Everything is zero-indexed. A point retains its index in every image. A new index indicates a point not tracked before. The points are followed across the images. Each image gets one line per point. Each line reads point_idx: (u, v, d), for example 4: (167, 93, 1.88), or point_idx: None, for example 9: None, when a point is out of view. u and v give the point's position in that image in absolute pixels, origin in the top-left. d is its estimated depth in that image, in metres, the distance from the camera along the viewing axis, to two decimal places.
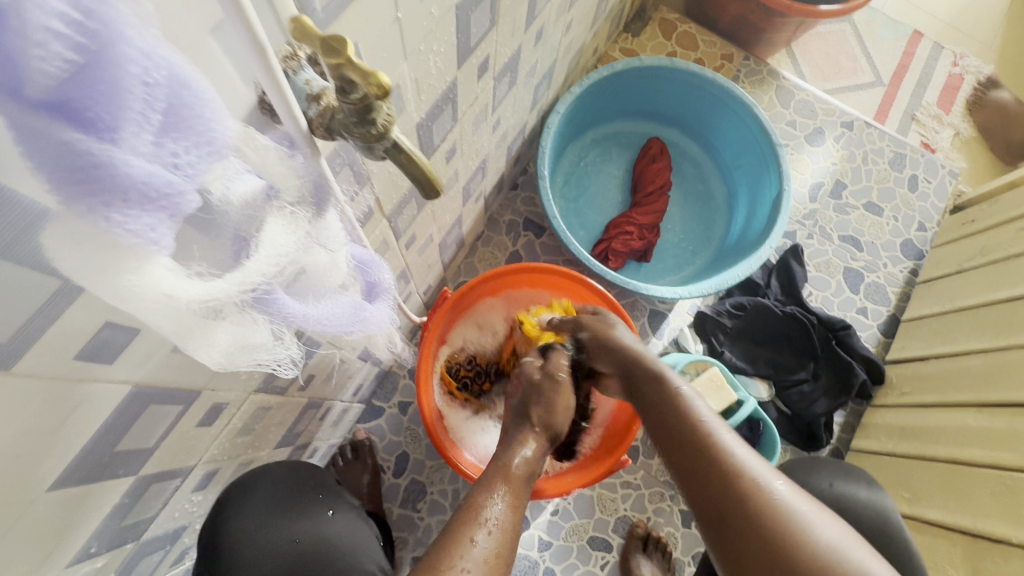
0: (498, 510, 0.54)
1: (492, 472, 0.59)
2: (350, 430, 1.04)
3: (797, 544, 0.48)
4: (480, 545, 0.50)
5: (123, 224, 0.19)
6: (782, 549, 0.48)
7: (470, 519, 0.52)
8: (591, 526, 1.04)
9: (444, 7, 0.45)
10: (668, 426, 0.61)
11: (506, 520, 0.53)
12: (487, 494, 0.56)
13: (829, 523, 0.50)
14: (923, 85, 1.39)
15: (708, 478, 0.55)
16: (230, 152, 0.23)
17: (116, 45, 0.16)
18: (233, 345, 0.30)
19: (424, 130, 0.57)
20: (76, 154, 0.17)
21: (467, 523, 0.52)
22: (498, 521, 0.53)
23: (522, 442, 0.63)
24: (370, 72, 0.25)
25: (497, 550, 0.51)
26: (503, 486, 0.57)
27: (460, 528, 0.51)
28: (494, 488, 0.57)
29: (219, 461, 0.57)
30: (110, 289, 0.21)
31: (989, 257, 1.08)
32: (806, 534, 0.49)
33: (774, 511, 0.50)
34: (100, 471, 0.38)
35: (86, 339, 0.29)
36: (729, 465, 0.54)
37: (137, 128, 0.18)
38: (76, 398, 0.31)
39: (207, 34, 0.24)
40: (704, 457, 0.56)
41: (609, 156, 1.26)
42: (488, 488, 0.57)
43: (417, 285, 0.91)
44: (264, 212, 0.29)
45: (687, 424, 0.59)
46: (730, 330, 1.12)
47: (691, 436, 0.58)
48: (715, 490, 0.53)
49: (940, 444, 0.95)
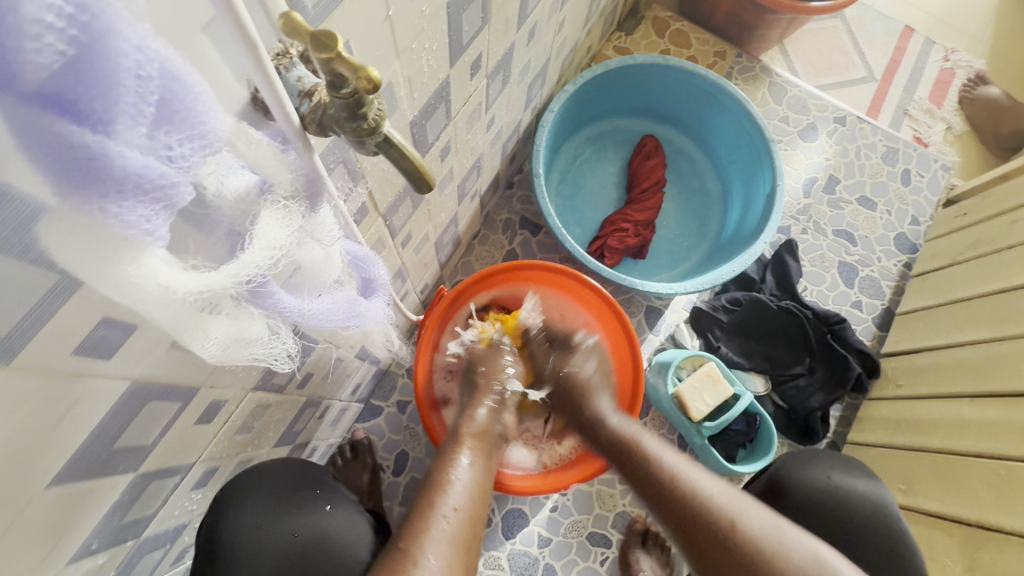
0: (464, 468, 0.61)
1: (449, 441, 0.66)
2: (349, 429, 1.04)
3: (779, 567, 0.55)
4: (448, 511, 0.55)
5: (119, 215, 0.19)
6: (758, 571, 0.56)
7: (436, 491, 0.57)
8: (590, 522, 1.04)
9: (435, 6, 0.46)
10: (647, 482, 0.66)
11: (474, 475, 0.61)
12: (454, 457, 0.63)
13: (789, 527, 0.59)
14: (915, 80, 1.41)
15: (689, 526, 0.60)
16: (222, 146, 0.23)
17: (106, 36, 0.16)
18: (230, 338, 0.30)
19: (418, 128, 0.57)
20: (71, 146, 0.17)
21: (433, 490, 0.58)
22: (462, 482, 0.59)
23: (476, 408, 0.71)
24: (360, 66, 0.25)
25: (463, 509, 0.57)
26: (465, 451, 0.64)
27: (427, 510, 0.56)
28: (459, 449, 0.64)
29: (217, 459, 0.57)
30: (106, 280, 0.21)
31: (981, 250, 1.08)
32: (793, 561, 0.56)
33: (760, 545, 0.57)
34: (99, 468, 0.38)
35: (84, 334, 0.29)
36: (704, 505, 0.61)
37: (131, 121, 0.18)
38: (74, 394, 0.31)
39: (198, 31, 0.24)
40: (683, 505, 0.61)
41: (603, 154, 1.26)
42: (448, 456, 0.63)
43: (413, 284, 0.92)
44: (257, 207, 0.29)
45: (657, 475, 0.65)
46: (726, 325, 1.13)
47: (666, 483, 0.64)
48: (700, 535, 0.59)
49: (936, 436, 0.96)
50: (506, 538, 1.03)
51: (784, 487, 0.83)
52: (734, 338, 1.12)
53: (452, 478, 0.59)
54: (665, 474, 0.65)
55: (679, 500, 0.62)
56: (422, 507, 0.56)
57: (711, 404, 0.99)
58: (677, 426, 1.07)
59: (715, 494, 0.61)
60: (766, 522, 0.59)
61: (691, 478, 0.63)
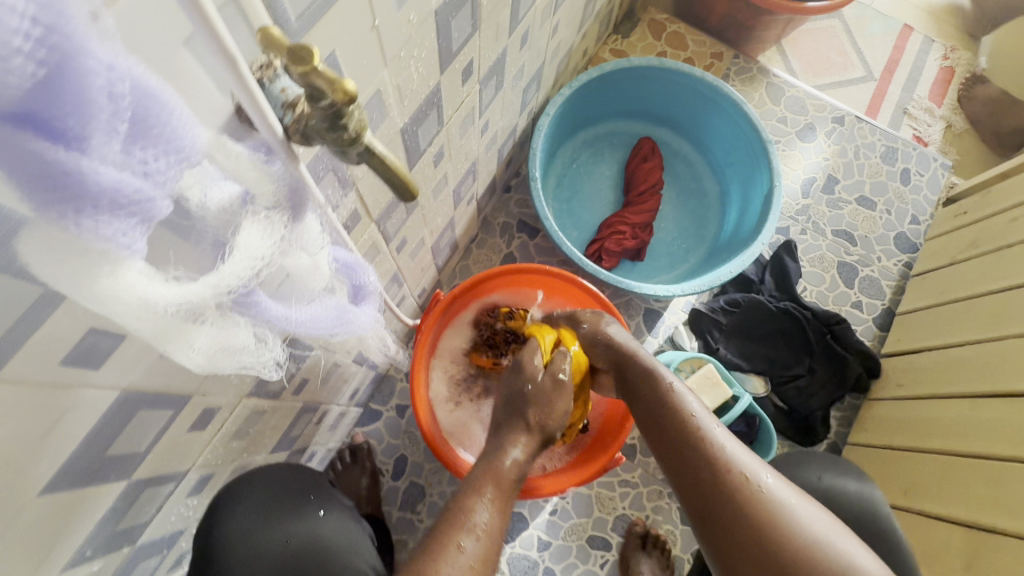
0: (484, 519, 0.53)
1: (479, 474, 0.59)
2: (348, 434, 1.04)
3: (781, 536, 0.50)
4: (468, 550, 0.50)
5: (94, 229, 0.20)
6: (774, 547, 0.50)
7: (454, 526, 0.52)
8: (590, 526, 1.04)
9: (423, 14, 0.46)
10: (665, 425, 0.61)
11: (492, 523, 0.54)
12: (473, 500, 0.55)
13: (814, 508, 0.52)
14: (914, 78, 1.40)
15: (697, 474, 0.56)
16: (200, 159, 0.24)
17: (79, 57, 0.16)
18: (214, 348, 0.30)
19: (409, 134, 0.58)
20: (45, 163, 0.17)
21: (453, 529, 0.52)
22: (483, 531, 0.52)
23: (513, 444, 0.62)
24: (336, 79, 0.26)
25: (484, 555, 0.51)
26: (489, 494, 0.56)
27: (442, 540, 0.51)
28: (483, 491, 0.56)
29: (213, 466, 0.58)
30: (84, 293, 0.21)
31: (981, 249, 1.08)
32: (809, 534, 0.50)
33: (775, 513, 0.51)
34: (91, 477, 0.39)
35: (71, 346, 0.29)
36: (721, 459, 0.55)
37: (106, 138, 0.19)
38: (63, 404, 0.32)
39: (180, 45, 0.25)
40: (697, 453, 0.56)
41: (601, 156, 1.27)
42: (475, 491, 0.56)
43: (411, 288, 0.92)
44: (239, 217, 0.30)
45: (681, 420, 0.60)
46: (725, 326, 1.12)
47: (688, 432, 0.59)
48: (705, 484, 0.55)
49: (936, 437, 0.95)
50: (506, 541, 1.02)
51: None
52: (733, 338, 1.12)
53: (474, 520, 0.53)
54: (690, 422, 0.59)
55: (696, 452, 0.57)
56: (438, 538, 0.51)
57: (711, 405, 0.98)
58: None
59: (738, 452, 0.56)
60: (788, 493, 0.53)
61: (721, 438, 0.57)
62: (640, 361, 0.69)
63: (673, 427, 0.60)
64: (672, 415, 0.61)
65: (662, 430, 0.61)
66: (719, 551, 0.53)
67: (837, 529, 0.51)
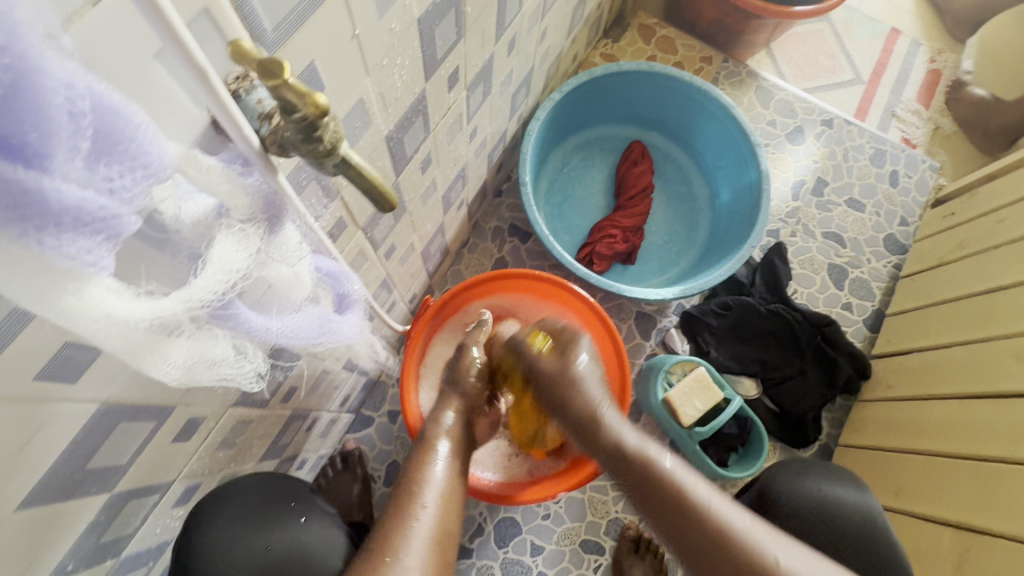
0: (437, 474, 0.62)
1: (421, 443, 0.67)
2: (340, 440, 1.04)
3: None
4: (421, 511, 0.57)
5: (58, 247, 0.19)
6: None
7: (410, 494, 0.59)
8: (583, 530, 1.04)
9: (406, 23, 0.46)
10: (661, 504, 0.58)
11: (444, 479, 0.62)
12: (426, 460, 0.64)
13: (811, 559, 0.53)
14: (901, 81, 1.41)
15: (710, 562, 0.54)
16: (170, 174, 0.24)
17: (33, 76, 0.16)
18: (190, 361, 0.30)
19: (395, 142, 0.58)
20: (4, 183, 0.17)
21: (410, 489, 0.59)
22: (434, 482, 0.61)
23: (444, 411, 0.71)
24: (307, 93, 0.26)
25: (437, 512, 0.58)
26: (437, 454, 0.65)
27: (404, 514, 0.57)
28: (431, 453, 0.65)
29: (199, 476, 0.57)
30: (50, 310, 0.21)
31: (968, 250, 1.09)
32: None
33: None
34: (71, 490, 0.39)
35: (46, 359, 0.29)
36: (733, 541, 0.53)
37: (68, 155, 0.18)
38: (38, 418, 0.31)
39: (151, 58, 0.25)
40: (705, 537, 0.54)
41: (592, 160, 1.27)
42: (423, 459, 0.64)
43: (401, 294, 0.92)
44: (214, 230, 0.29)
45: (675, 497, 0.57)
46: (716, 329, 1.12)
47: (690, 513, 0.56)
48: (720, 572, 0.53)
49: (924, 437, 0.96)
50: (499, 547, 1.02)
51: (773, 496, 0.83)
52: (724, 341, 1.12)
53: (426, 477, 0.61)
54: (688, 498, 0.57)
55: (703, 535, 0.54)
56: (398, 511, 0.57)
57: (702, 409, 0.99)
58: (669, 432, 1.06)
59: (742, 525, 0.54)
60: (800, 562, 0.52)
61: (715, 504, 0.56)
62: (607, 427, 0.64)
63: (670, 507, 0.57)
64: (660, 489, 0.58)
65: (657, 507, 0.58)
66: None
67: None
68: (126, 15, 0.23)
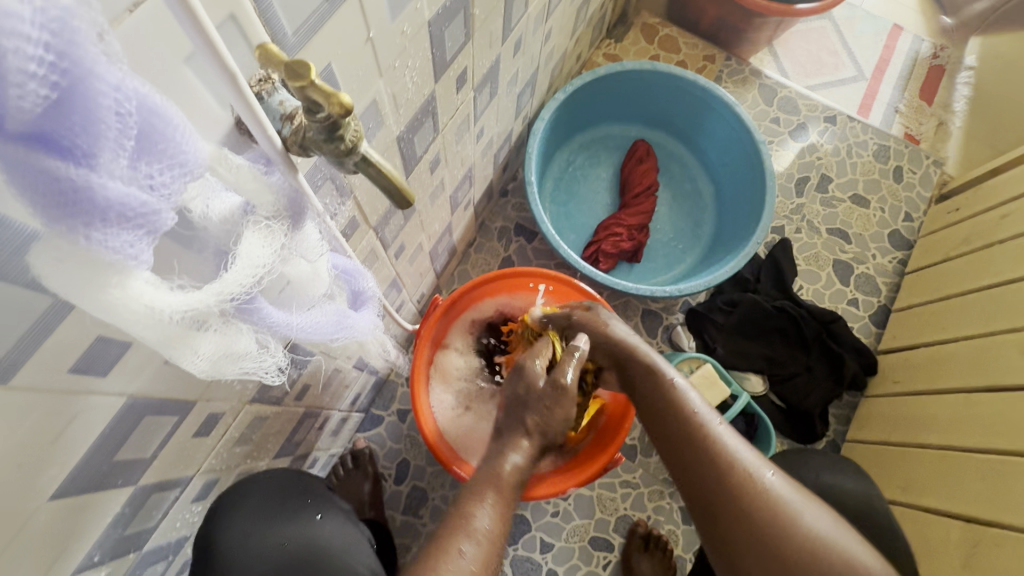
0: (485, 524, 0.55)
1: (480, 482, 0.59)
2: (350, 439, 1.05)
3: (784, 539, 0.51)
4: (468, 555, 0.52)
5: (103, 241, 0.21)
6: (779, 545, 0.51)
7: (455, 530, 0.54)
8: (592, 527, 1.05)
9: (417, 25, 0.47)
10: (670, 429, 0.60)
11: (494, 526, 0.55)
12: (474, 507, 0.56)
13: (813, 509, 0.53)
14: (904, 77, 1.42)
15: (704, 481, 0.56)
16: (203, 172, 0.25)
17: (86, 81, 0.17)
18: (218, 353, 0.31)
19: (405, 142, 0.59)
20: (58, 181, 0.18)
21: (455, 536, 0.53)
22: (483, 533, 0.54)
23: (514, 450, 0.61)
24: (332, 92, 0.27)
25: (484, 558, 0.53)
26: (489, 499, 0.57)
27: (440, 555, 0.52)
28: (484, 497, 0.57)
29: (217, 471, 0.58)
30: (93, 302, 0.22)
31: (973, 244, 1.09)
32: (807, 536, 0.51)
33: (774, 512, 0.52)
34: (100, 482, 0.40)
35: (79, 352, 0.30)
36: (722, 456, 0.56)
37: (113, 154, 0.19)
38: (72, 410, 0.33)
39: (182, 63, 0.26)
40: (703, 460, 0.56)
41: (596, 160, 1.28)
42: (473, 498, 0.57)
43: (410, 293, 0.93)
44: (241, 227, 0.30)
45: (683, 418, 0.60)
46: (722, 325, 1.13)
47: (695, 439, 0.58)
48: (710, 490, 0.55)
49: (931, 432, 0.96)
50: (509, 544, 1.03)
51: None
52: (732, 337, 1.12)
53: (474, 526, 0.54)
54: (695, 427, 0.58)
55: (702, 458, 0.56)
56: (434, 554, 0.52)
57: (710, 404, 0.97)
58: None
59: (741, 452, 0.56)
60: (792, 495, 0.54)
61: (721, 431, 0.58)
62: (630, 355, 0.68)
63: (677, 431, 0.60)
64: (674, 412, 0.61)
65: (666, 429, 0.61)
66: (725, 552, 0.54)
67: (850, 547, 0.50)
68: (162, 21, 0.24)
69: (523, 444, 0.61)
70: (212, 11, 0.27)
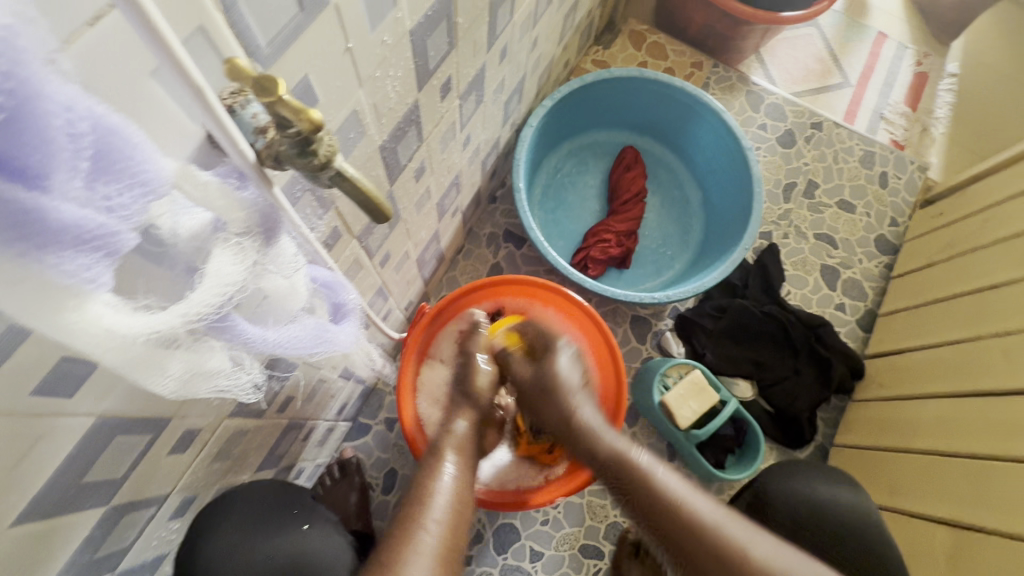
0: (446, 484, 0.58)
1: (432, 450, 0.64)
2: (337, 449, 1.03)
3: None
4: (430, 528, 0.52)
5: (58, 264, 0.20)
6: None
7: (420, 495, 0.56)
8: (582, 534, 1.04)
9: (398, 35, 0.47)
10: (633, 491, 0.61)
11: (454, 488, 0.58)
12: (433, 470, 0.59)
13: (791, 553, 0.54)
14: (889, 84, 1.43)
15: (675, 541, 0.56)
16: (167, 191, 0.24)
17: (35, 102, 0.17)
18: (187, 373, 0.30)
19: (389, 151, 0.58)
20: (7, 204, 0.18)
21: (416, 504, 0.55)
22: (443, 491, 0.57)
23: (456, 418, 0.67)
24: (301, 109, 0.27)
25: (446, 529, 0.53)
26: (446, 460, 0.61)
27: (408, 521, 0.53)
28: (440, 461, 0.61)
29: (195, 487, 0.57)
30: (48, 326, 0.22)
31: (957, 249, 1.10)
32: None
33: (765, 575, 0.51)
34: (68, 503, 0.39)
35: (41, 374, 0.29)
36: (699, 526, 0.55)
37: (67, 176, 0.19)
38: (36, 432, 0.32)
39: (147, 77, 0.26)
40: (673, 521, 0.57)
41: (585, 166, 1.28)
42: (432, 466, 0.60)
43: (396, 301, 0.92)
44: (211, 244, 0.30)
45: (652, 493, 0.59)
46: (711, 330, 1.13)
47: (662, 504, 0.58)
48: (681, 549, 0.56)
49: (916, 436, 0.97)
50: (498, 553, 1.02)
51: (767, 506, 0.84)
52: (720, 343, 1.12)
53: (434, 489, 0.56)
54: (659, 489, 0.59)
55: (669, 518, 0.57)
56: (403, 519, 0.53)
57: (697, 410, 0.99)
58: (666, 435, 1.07)
59: (704, 509, 0.57)
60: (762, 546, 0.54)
61: (689, 497, 0.58)
62: (580, 423, 0.68)
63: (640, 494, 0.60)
64: (642, 487, 0.60)
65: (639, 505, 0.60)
66: None
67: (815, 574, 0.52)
68: (124, 36, 0.23)
69: (463, 412, 0.68)
70: (178, 25, 0.27)
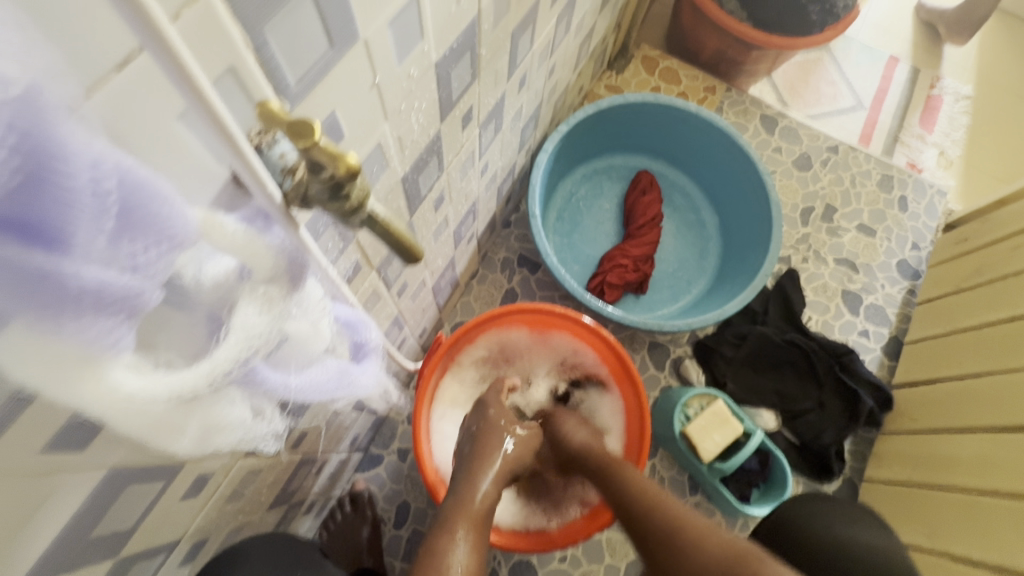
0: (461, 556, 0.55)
1: (452, 510, 0.60)
2: (349, 481, 1.00)
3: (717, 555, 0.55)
4: None
5: (78, 330, 0.18)
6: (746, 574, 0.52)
7: (435, 569, 0.53)
8: (602, 573, 1.00)
9: (423, 67, 0.46)
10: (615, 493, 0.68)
11: (469, 562, 0.55)
12: (449, 538, 0.56)
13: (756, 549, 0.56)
14: (904, 107, 1.42)
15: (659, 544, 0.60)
16: (193, 242, 0.22)
17: (58, 160, 0.15)
18: (202, 429, 0.28)
19: (410, 182, 0.57)
20: (25, 270, 0.16)
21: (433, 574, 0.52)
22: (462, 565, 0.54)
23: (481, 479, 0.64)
24: (339, 154, 0.25)
25: None
26: (464, 523, 0.58)
27: None
28: (456, 530, 0.57)
29: (206, 531, 0.55)
30: (62, 392, 0.20)
31: (986, 276, 1.07)
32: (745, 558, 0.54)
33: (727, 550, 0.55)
34: (73, 560, 0.36)
35: (55, 429, 0.27)
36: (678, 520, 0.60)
37: (91, 236, 0.17)
38: (46, 489, 0.30)
39: (174, 120, 0.25)
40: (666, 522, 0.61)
41: (600, 190, 1.27)
42: (449, 532, 0.57)
43: (411, 330, 0.90)
44: (236, 293, 0.28)
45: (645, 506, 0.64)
46: (731, 358, 1.10)
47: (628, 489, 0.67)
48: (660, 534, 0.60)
49: (956, 474, 0.92)
50: None
51: (781, 538, 0.82)
52: (740, 371, 1.10)
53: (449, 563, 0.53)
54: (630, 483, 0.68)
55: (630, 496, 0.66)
56: None
57: (721, 443, 0.96)
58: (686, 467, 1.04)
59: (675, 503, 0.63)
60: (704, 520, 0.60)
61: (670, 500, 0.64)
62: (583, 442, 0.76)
63: (628, 498, 0.66)
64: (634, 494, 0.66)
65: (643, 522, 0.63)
66: None
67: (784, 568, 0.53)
68: (151, 82, 0.22)
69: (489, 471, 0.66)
70: (210, 67, 0.26)
